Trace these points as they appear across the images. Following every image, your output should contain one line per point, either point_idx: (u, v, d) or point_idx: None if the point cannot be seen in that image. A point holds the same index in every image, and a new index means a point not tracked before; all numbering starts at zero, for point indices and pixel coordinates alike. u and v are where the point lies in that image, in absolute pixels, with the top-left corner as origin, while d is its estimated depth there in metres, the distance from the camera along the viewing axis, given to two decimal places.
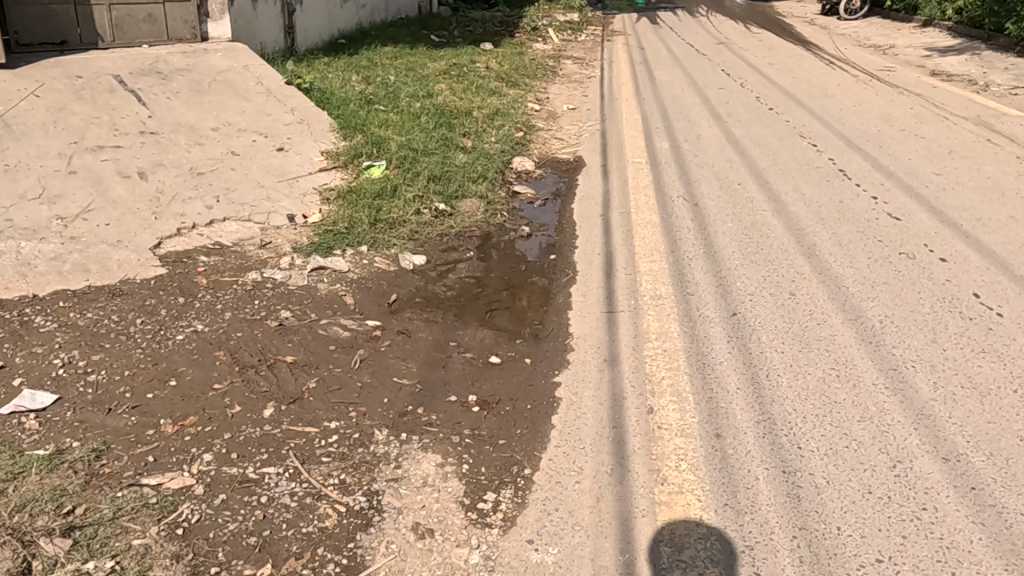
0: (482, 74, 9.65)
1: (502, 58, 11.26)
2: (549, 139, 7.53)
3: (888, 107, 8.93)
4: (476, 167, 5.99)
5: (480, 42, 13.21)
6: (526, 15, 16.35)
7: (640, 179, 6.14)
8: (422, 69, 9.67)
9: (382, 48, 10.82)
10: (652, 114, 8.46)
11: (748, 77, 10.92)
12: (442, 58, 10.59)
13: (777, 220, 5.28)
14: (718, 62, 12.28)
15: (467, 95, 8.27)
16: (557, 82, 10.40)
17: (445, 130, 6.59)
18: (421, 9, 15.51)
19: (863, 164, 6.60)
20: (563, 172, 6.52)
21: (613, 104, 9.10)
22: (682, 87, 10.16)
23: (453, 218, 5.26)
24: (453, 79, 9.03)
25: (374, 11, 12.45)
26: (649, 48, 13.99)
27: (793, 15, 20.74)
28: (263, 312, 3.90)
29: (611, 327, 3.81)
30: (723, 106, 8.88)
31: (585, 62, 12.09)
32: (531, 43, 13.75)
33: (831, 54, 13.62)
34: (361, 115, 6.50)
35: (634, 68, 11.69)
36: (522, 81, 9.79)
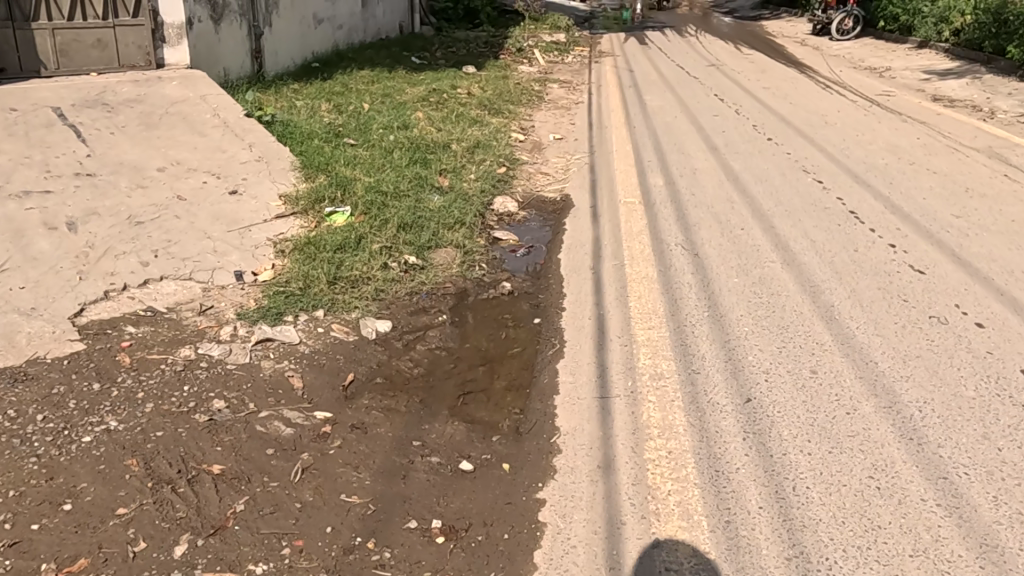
0: (463, 100, 9.10)
1: (485, 82, 10.73)
2: (534, 175, 6.98)
3: (893, 136, 8.45)
4: (452, 211, 5.41)
5: (462, 65, 12.68)
6: (512, 36, 15.88)
7: (633, 224, 5.58)
8: (398, 96, 9.11)
9: (358, 72, 10.25)
10: (643, 145, 7.93)
11: (743, 102, 10.43)
12: (422, 83, 10.06)
13: (787, 273, 4.73)
14: (710, 87, 11.80)
15: (446, 125, 7.71)
16: (543, 108, 9.88)
17: (419, 168, 6.01)
18: (402, 29, 14.97)
19: (875, 203, 6.09)
20: (549, 214, 5.95)
21: (602, 133, 8.58)
22: (675, 114, 9.66)
23: (424, 272, 4.68)
24: (432, 107, 8.49)
25: (351, 33, 11.90)
26: (639, 70, 13.53)
27: (783, 35, 20.40)
28: (192, 402, 3.29)
29: (605, 418, 3.23)
30: (719, 136, 8.36)
31: (572, 86, 11.60)
32: (516, 65, 13.24)
33: (827, 77, 13.21)
34: (327, 151, 5.92)
35: (623, 92, 11.19)
36: (505, 107, 9.26)
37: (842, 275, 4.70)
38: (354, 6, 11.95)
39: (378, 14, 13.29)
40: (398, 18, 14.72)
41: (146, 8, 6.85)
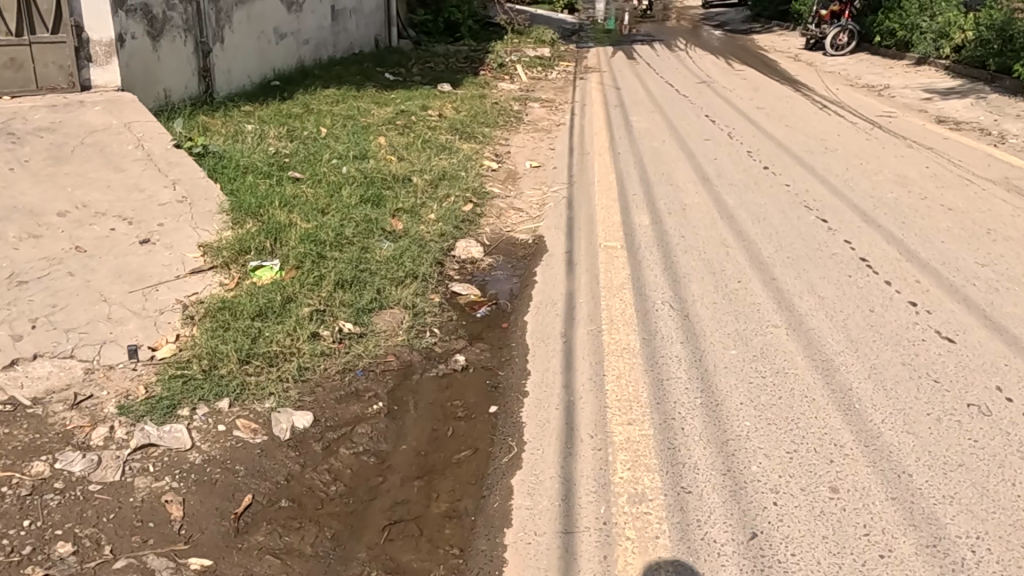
0: (433, 123, 8.37)
1: (460, 102, 10.00)
2: (505, 210, 6.24)
3: (900, 165, 7.77)
4: (403, 261, 4.67)
5: (439, 82, 11.97)
6: (493, 50, 15.20)
7: (614, 275, 4.85)
8: (363, 118, 8.37)
9: (322, 91, 9.52)
10: (628, 175, 7.22)
11: (735, 125, 9.75)
12: (391, 104, 9.34)
13: (794, 343, 4.00)
14: (701, 107, 11.12)
15: (409, 154, 6.97)
16: (521, 130, 9.17)
17: (370, 208, 5.27)
18: (378, 43, 14.26)
19: (889, 248, 5.38)
20: (518, 261, 5.21)
21: (583, 160, 7.86)
22: (663, 138, 8.96)
23: (362, 342, 3.92)
24: (397, 133, 7.76)
25: (319, 48, 11.18)
26: (626, 88, 12.87)
27: (775, 49, 19.85)
28: (28, 546, 2.51)
29: (569, 569, 2.49)
30: (711, 164, 7.66)
31: (555, 106, 10.91)
32: (496, 82, 12.54)
33: (823, 96, 12.59)
34: (263, 189, 5.17)
35: (608, 112, 10.50)
36: (479, 131, 8.54)
37: (858, 345, 3.98)
38: (322, 19, 11.24)
39: (349, 27, 12.58)
40: (373, 32, 14.01)
41: (68, 24, 6.10)
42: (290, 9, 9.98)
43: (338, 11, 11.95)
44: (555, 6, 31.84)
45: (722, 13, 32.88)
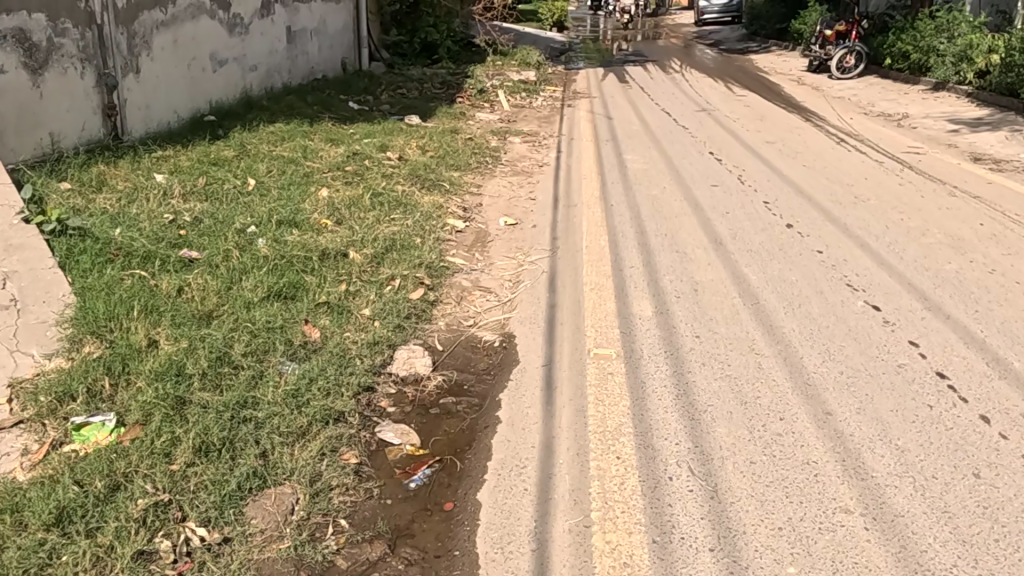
0: (391, 168, 7.02)
1: (429, 139, 8.68)
2: (467, 292, 4.90)
3: (949, 219, 6.48)
4: (311, 396, 3.30)
5: (408, 113, 10.67)
6: (473, 74, 13.93)
7: (608, 407, 3.50)
8: (307, 164, 7.04)
9: (265, 127, 8.18)
10: (625, 237, 5.90)
11: (746, 165, 8.45)
12: (346, 144, 8.02)
13: (882, 550, 2.65)
14: (704, 142, 9.83)
15: (353, 215, 5.63)
16: (496, 173, 7.86)
17: (278, 308, 3.91)
18: (345, 66, 12.96)
19: (971, 355, 4.06)
20: (477, 379, 3.85)
21: (569, 214, 6.54)
22: (663, 182, 7.65)
23: (222, 556, 2.53)
24: (343, 184, 6.43)
25: (270, 74, 9.87)
26: (618, 117, 11.61)
27: (776, 71, 18.72)
28: None
29: None
30: (722, 221, 6.34)
31: (538, 140, 9.62)
32: (473, 112, 11.24)
33: (837, 126, 11.37)
34: (130, 284, 3.82)
35: (598, 149, 9.19)
36: (446, 176, 7.22)
37: (975, 554, 2.65)
38: (274, 42, 9.94)
39: (309, 49, 11.28)
40: (339, 54, 12.70)
41: None
42: (231, 31, 8.69)
43: (294, 32, 10.66)
44: (543, 23, 30.65)
45: (717, 31, 31.82)
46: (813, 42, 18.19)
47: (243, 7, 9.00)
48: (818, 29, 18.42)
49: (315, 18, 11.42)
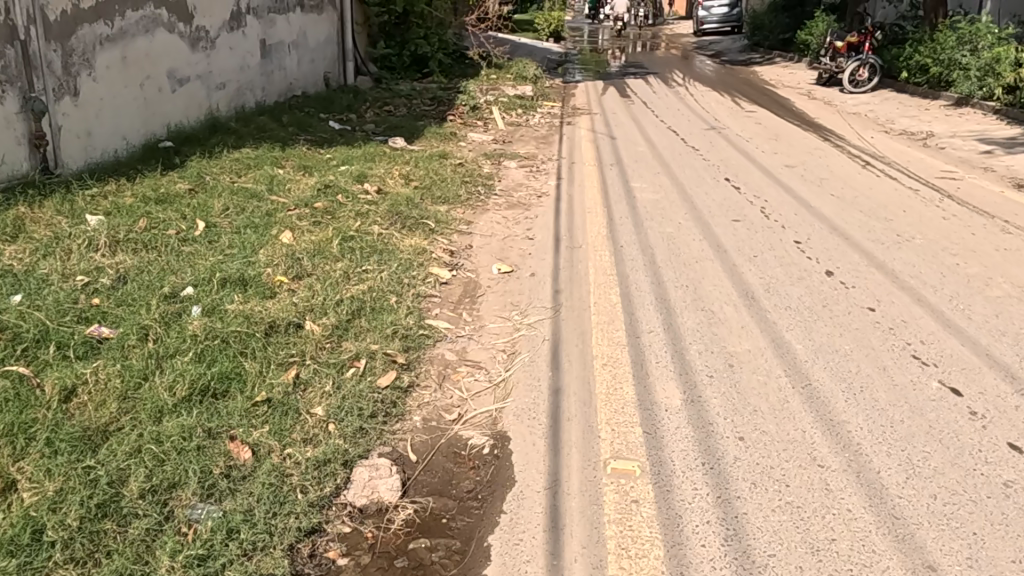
0: (368, 202, 6.13)
1: (414, 165, 7.79)
2: (451, 367, 3.98)
3: (1012, 264, 5.61)
4: (227, 560, 2.38)
5: (394, 134, 9.80)
6: (465, 89, 13.07)
7: (636, 565, 2.59)
8: (272, 199, 6.14)
9: (230, 154, 7.28)
10: (638, 291, 5.00)
11: (767, 194, 7.58)
12: (319, 174, 7.13)
13: None
14: (717, 165, 8.96)
15: (316, 267, 4.73)
16: (488, 206, 6.98)
17: (199, 413, 3.00)
18: (328, 82, 12.08)
19: None
20: (460, 509, 2.93)
21: (572, 259, 5.64)
22: (677, 216, 6.78)
23: None
24: (309, 225, 5.53)
25: (240, 92, 8.98)
26: (622, 136, 10.74)
27: (784, 84, 17.91)
28: None
29: None
30: (750, 268, 5.46)
31: (535, 165, 8.74)
32: (465, 131, 10.37)
33: (859, 146, 10.51)
34: (2, 391, 2.92)
35: (601, 175, 8.31)
36: (430, 212, 6.32)
37: None
38: (245, 56, 9.06)
39: (286, 64, 10.39)
40: (321, 69, 11.83)
41: None
42: (193, 46, 7.81)
43: (269, 46, 9.78)
44: (540, 35, 29.85)
45: (717, 41, 31.07)
46: (822, 54, 17.42)
47: (209, 18, 8.12)
48: (828, 40, 17.63)
49: (293, 30, 10.55)
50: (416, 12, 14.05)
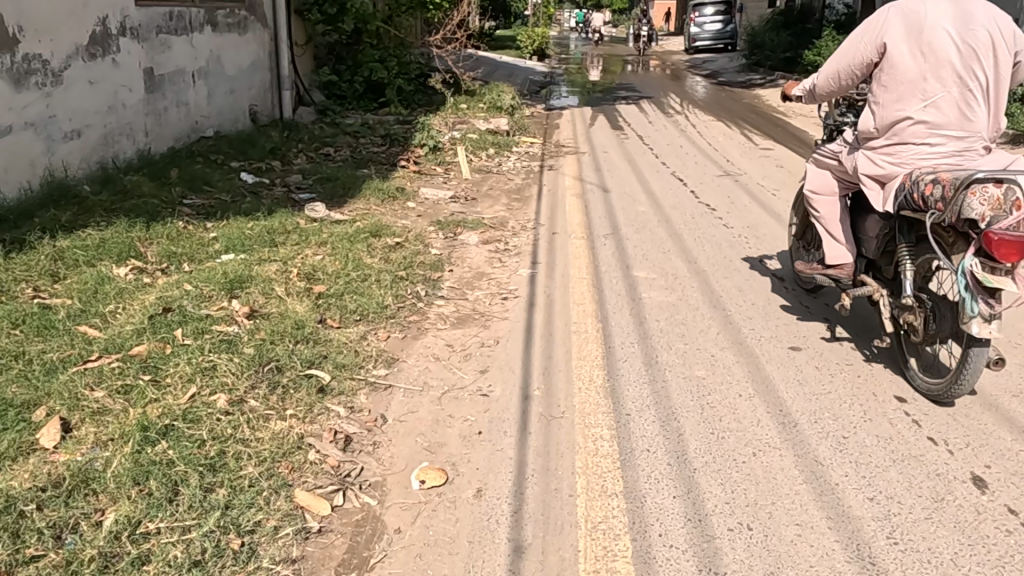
0: (226, 338, 3.88)
1: (329, 251, 5.55)
2: None
3: None
4: None
5: (323, 191, 7.59)
6: (427, 124, 10.89)
7: None
8: (76, 332, 3.92)
9: (54, 243, 5.05)
10: (667, 546, 2.80)
11: (825, 292, 5.41)
12: (181, 275, 4.91)
13: None
14: (744, 235, 6.79)
15: (51, 536, 2.54)
16: (427, 319, 4.76)
17: None
18: (254, 116, 9.82)
19: None
20: None
21: (549, 450, 3.40)
22: (707, 338, 4.58)
23: None
24: (103, 403, 3.30)
25: (109, 140, 6.73)
26: (617, 188, 8.57)
27: (796, 111, 15.86)
28: None
29: None
30: (847, 477, 3.24)
31: (503, 238, 6.55)
32: (417, 184, 8.16)
33: None
34: None
35: (592, 256, 6.13)
36: (327, 346, 4.09)
37: None
38: (118, 92, 6.81)
39: (189, 98, 8.16)
40: (246, 100, 9.59)
41: None
42: (18, 84, 5.58)
43: (161, 77, 7.55)
44: (524, 52, 27.67)
45: (711, 60, 29.10)
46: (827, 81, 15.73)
47: (47, 44, 5.88)
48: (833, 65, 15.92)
49: (198, 55, 8.29)
50: (370, 30, 11.82)
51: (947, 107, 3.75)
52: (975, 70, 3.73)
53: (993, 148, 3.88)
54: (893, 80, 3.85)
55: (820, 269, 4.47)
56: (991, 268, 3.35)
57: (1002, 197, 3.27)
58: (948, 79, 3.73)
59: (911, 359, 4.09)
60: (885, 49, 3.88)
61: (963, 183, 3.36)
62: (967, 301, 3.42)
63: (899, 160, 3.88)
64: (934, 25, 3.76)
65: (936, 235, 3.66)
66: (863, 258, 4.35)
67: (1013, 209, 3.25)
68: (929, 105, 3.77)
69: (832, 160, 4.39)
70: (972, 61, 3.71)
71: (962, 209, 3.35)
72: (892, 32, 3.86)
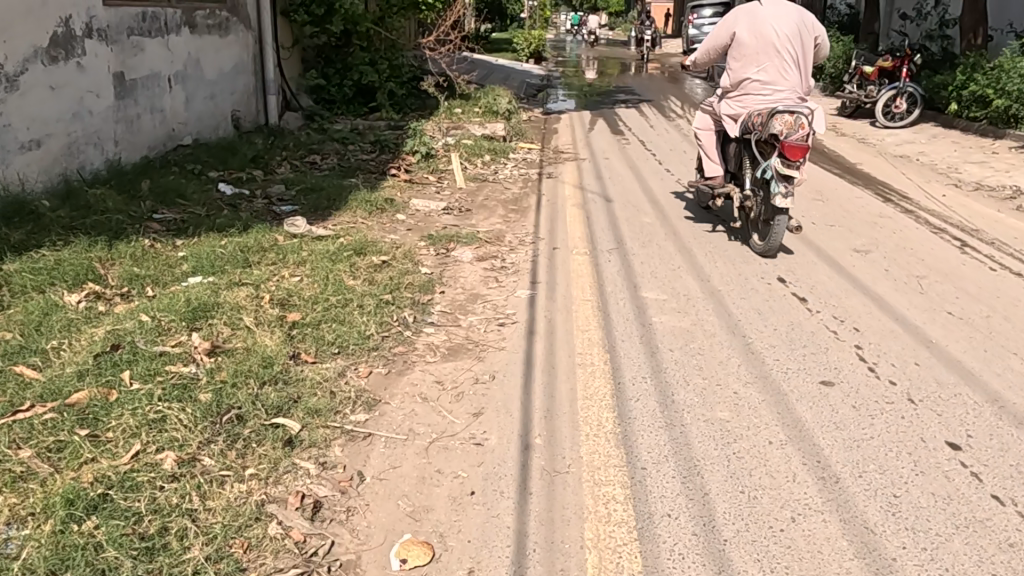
0: (182, 380, 3.38)
1: (308, 273, 5.05)
2: None
3: None
4: None
5: (307, 203, 7.11)
6: (420, 129, 10.42)
7: None
8: (9, 373, 3.41)
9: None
10: None
11: (854, 314, 4.93)
12: (141, 302, 4.42)
13: None
14: (758, 250, 6.32)
15: None
16: (415, 350, 4.27)
17: None
18: (237, 121, 9.33)
19: None
20: None
21: (555, 517, 2.91)
22: (728, 371, 4.09)
23: None
24: (28, 465, 2.80)
25: (74, 149, 6.23)
26: (620, 197, 8.10)
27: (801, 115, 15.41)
28: None
29: None
30: (905, 549, 2.75)
31: (500, 254, 6.07)
32: (408, 195, 7.68)
33: (934, 211, 7.92)
34: None
35: (596, 274, 5.64)
36: (299, 385, 3.61)
37: None
38: (83, 98, 6.31)
39: (165, 104, 7.66)
40: (228, 105, 9.10)
41: None
42: None
43: (133, 81, 7.05)
44: (520, 55, 27.18)
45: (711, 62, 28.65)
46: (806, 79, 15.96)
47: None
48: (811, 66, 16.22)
49: (174, 58, 7.80)
50: (360, 32, 11.35)
51: (777, 69, 5.92)
52: (789, 48, 5.97)
53: (806, 96, 6.04)
54: (743, 53, 6.05)
55: (705, 181, 6.60)
56: (787, 164, 5.68)
57: (791, 123, 5.61)
58: (773, 53, 6.00)
59: (756, 233, 6.24)
60: (732, 36, 6.16)
61: (771, 114, 5.72)
62: (774, 185, 5.74)
63: (749, 100, 6.02)
64: (761, 25, 6.06)
65: (760, 150, 5.98)
66: (728, 177, 6.69)
67: (801, 129, 5.59)
68: (761, 70, 6.02)
69: (711, 107, 6.54)
70: (787, 46, 5.96)
71: (770, 129, 5.67)
72: (739, 26, 6.08)
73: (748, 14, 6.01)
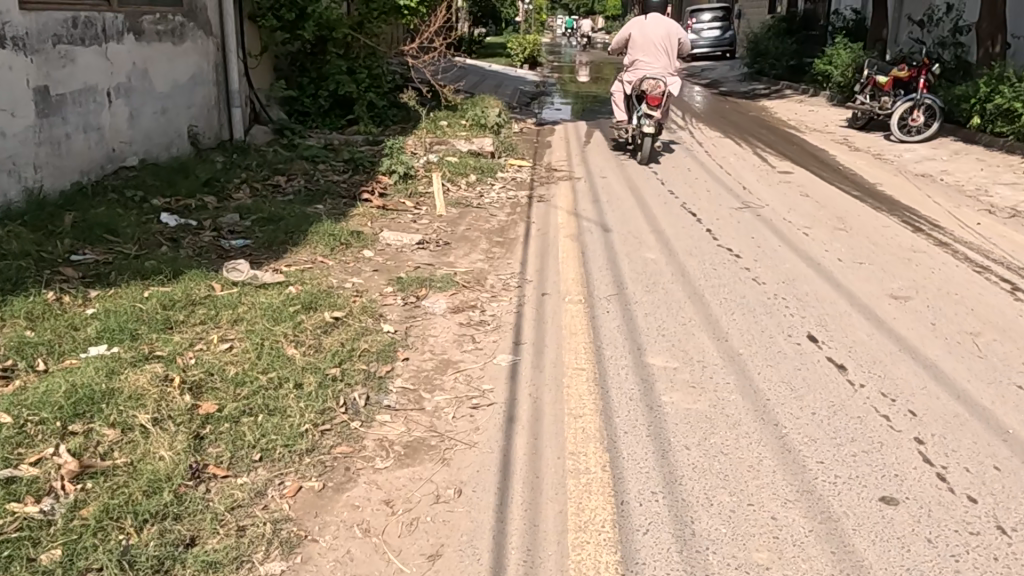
0: (24, 534, 2.53)
1: (242, 338, 4.14)
2: None
3: None
4: None
5: (262, 236, 6.21)
6: (400, 145, 9.52)
7: None
8: None
9: None
10: None
11: (906, 390, 4.06)
12: (20, 385, 3.51)
13: None
14: (780, 296, 5.46)
15: None
16: (363, 447, 3.38)
17: None
18: (195, 138, 8.42)
19: None
20: None
21: None
22: (761, 484, 3.19)
23: None
24: None
25: None
26: (620, 225, 7.24)
27: (809, 126, 14.56)
28: None
29: None
30: None
31: (479, 302, 5.17)
32: (379, 225, 6.79)
33: (972, 242, 7.06)
34: None
35: (593, 331, 4.75)
36: (197, 520, 2.73)
37: None
38: None
39: (103, 121, 6.75)
40: (185, 120, 8.19)
41: None
42: None
43: (60, 97, 6.15)
44: (512, 60, 26.22)
45: (709, 68, 27.82)
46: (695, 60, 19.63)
47: None
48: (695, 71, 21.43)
49: (114, 68, 6.90)
50: (336, 39, 10.45)
51: (654, 56, 10.29)
52: (660, 44, 10.33)
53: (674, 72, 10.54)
54: (636, 46, 10.36)
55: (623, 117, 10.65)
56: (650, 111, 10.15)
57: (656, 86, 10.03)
58: (653, 47, 10.37)
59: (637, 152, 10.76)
60: (629, 37, 10.51)
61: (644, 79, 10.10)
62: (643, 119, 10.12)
63: (639, 72, 10.32)
64: (645, 30, 10.41)
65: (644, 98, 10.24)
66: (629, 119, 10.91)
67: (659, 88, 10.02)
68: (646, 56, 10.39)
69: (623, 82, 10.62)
70: (662, 45, 10.37)
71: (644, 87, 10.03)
72: (633, 31, 10.38)
73: (640, 24, 10.34)
